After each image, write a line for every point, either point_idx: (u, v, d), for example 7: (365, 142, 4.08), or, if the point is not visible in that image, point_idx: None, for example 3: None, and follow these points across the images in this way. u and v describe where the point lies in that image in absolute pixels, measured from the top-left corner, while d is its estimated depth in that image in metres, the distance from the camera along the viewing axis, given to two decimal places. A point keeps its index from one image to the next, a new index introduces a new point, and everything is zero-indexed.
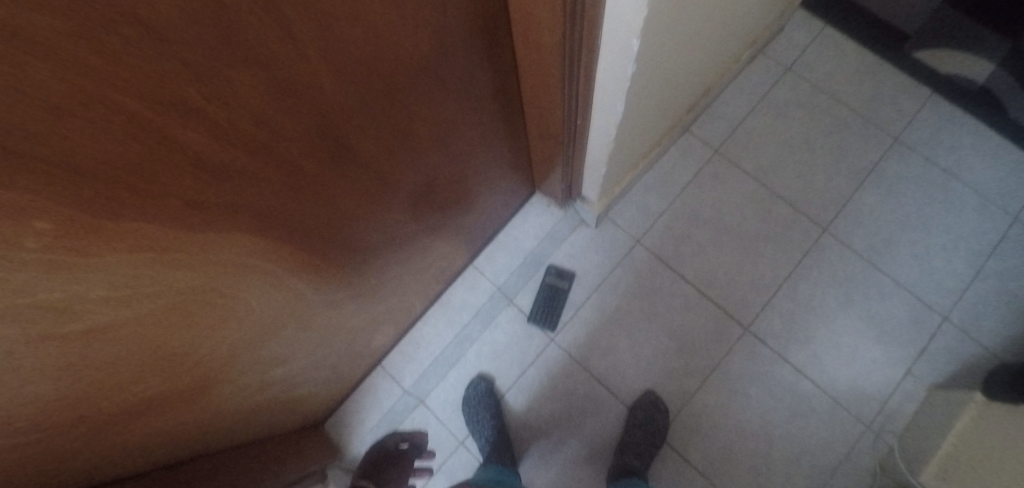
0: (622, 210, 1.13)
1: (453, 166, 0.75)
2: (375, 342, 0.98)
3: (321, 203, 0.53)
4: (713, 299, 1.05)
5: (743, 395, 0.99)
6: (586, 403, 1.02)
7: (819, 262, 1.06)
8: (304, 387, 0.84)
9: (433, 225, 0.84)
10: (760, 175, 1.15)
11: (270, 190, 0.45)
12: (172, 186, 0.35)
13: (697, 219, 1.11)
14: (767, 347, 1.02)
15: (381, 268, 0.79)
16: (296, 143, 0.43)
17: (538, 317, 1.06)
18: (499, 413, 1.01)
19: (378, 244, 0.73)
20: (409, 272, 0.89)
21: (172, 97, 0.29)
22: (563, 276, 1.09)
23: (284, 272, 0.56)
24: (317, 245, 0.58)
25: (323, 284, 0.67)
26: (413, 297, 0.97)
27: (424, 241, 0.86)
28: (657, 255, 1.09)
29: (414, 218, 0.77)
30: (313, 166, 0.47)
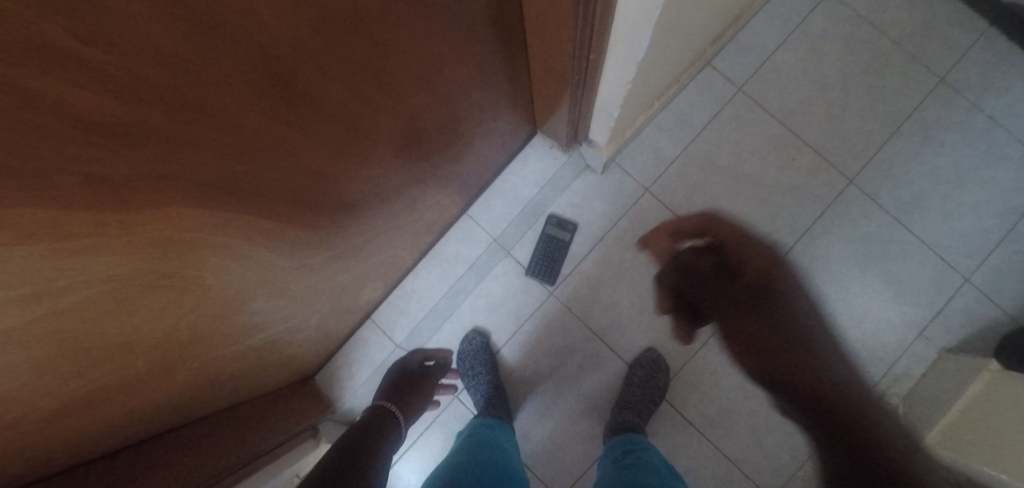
0: (632, 155, 1.02)
1: (440, 109, 0.64)
2: (363, 298, 0.92)
3: (280, 163, 0.44)
4: (725, 255, 0.99)
5: (748, 355, 0.97)
6: (585, 360, 0.99)
7: (842, 219, 1.00)
8: (286, 347, 0.79)
9: (425, 173, 0.74)
10: (787, 117, 1.03)
11: (209, 155, 0.35)
12: (64, 164, 0.25)
13: (713, 167, 1.01)
14: (777, 305, 0.97)
15: (370, 225, 0.71)
16: (235, 93, 0.33)
17: (536, 270, 1.00)
18: (494, 368, 0.99)
19: (364, 201, 0.65)
20: (398, 226, 0.80)
21: (35, 43, 0.20)
22: (565, 227, 1.00)
23: (243, 243, 0.48)
24: (283, 210, 0.50)
25: (296, 250, 0.58)
26: (402, 251, 0.90)
27: (417, 191, 0.76)
28: (667, 206, 1.01)
29: (399, 170, 0.67)
30: (263, 120, 0.37)
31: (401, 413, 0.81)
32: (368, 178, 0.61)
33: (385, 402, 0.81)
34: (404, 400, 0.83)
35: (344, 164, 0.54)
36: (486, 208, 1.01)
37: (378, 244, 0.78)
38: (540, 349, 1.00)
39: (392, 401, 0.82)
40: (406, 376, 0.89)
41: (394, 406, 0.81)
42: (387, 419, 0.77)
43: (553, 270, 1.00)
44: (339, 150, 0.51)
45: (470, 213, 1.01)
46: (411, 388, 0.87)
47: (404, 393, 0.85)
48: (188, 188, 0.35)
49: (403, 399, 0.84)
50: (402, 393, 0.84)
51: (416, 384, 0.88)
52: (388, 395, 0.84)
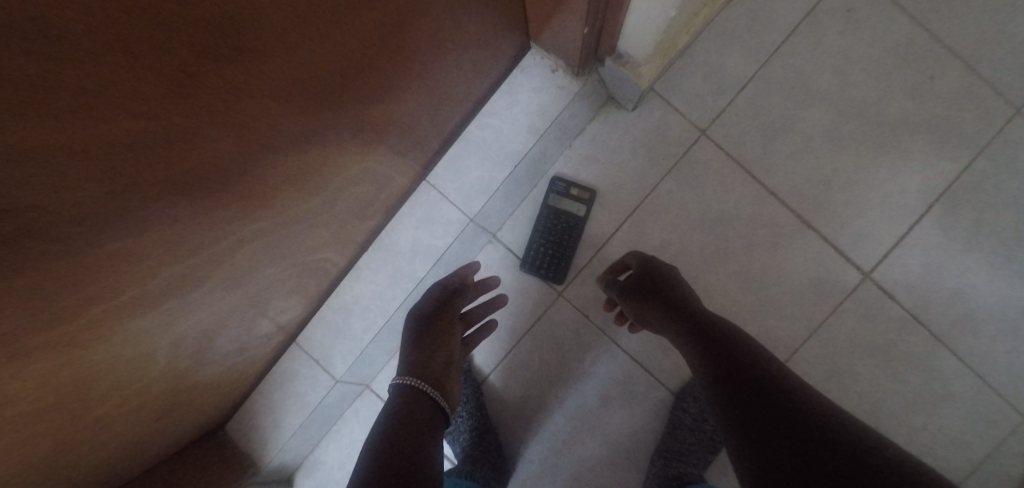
0: (680, 78, 0.65)
1: (378, 88, 0.41)
2: (272, 322, 0.59)
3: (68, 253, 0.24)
4: (819, 231, 0.65)
5: (849, 375, 0.66)
6: (612, 390, 0.68)
7: (1001, 168, 0.65)
8: (137, 435, 0.47)
9: (319, 90, 0.34)
10: (923, 9, 0.65)
11: None
12: None
13: (805, 95, 0.65)
14: (894, 303, 0.66)
15: (215, 215, 0.33)
16: None
17: (537, 262, 0.66)
18: (480, 407, 0.68)
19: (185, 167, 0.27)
20: (292, 224, 0.44)
21: None
22: (578, 196, 0.66)
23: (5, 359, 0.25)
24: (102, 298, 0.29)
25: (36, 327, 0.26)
26: (321, 252, 0.55)
27: (314, 139, 0.38)
28: (734, 158, 0.65)
29: (320, 168, 0.42)
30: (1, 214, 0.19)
31: (438, 379, 0.52)
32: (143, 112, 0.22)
33: (412, 372, 0.51)
34: (436, 360, 0.54)
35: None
36: (457, 171, 0.65)
37: (254, 259, 0.43)
38: (543, 375, 0.68)
39: (420, 364, 0.52)
40: (427, 323, 0.57)
41: (428, 374, 0.51)
42: (425, 398, 0.49)
43: (562, 261, 0.66)
44: None
45: (432, 181, 0.66)
46: (441, 337, 0.56)
47: (430, 348, 0.54)
48: None
49: (435, 357, 0.54)
50: (430, 349, 0.54)
51: (444, 331, 0.57)
52: (412, 357, 0.53)
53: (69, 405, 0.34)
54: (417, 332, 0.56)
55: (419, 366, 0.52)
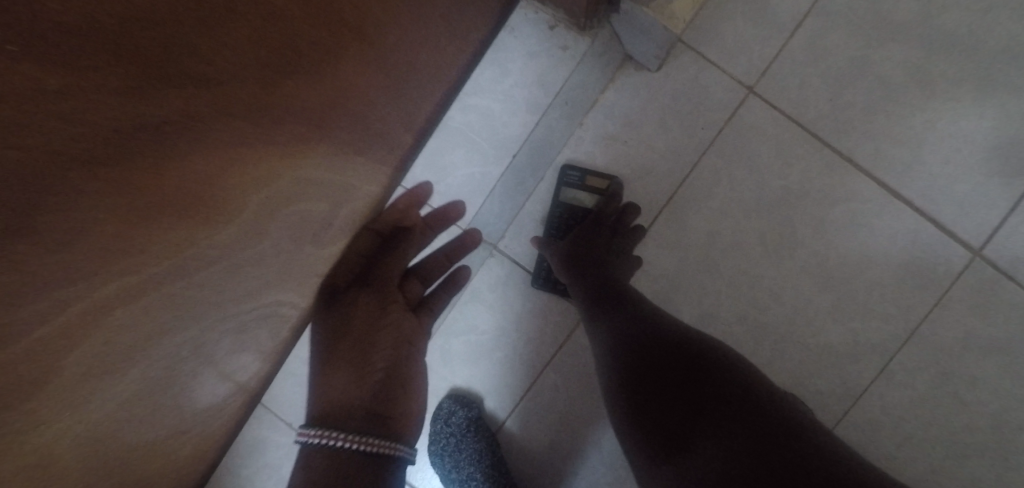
0: (711, 24, 0.51)
1: (302, 71, 0.29)
2: (221, 392, 0.46)
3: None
4: (911, 201, 0.51)
5: (969, 382, 0.51)
6: None
7: None
8: None
9: (177, 52, 0.21)
10: None
11: None
12: None
13: (878, 27, 0.50)
14: (1022, 286, 0.50)
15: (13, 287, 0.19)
16: None
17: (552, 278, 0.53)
18: (499, 464, 0.54)
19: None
20: (196, 272, 0.30)
21: None
22: (599, 189, 0.52)
23: None
24: None
25: None
26: (265, 299, 0.40)
27: (201, 141, 0.24)
28: (793, 119, 0.51)
29: (220, 178, 0.27)
30: None
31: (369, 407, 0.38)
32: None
33: (324, 416, 0.37)
34: (358, 383, 0.39)
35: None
36: (440, 170, 0.53)
37: (144, 333, 0.29)
38: (571, 413, 0.54)
39: (337, 399, 0.38)
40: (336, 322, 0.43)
41: (348, 412, 0.37)
42: (343, 454, 0.35)
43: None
44: None
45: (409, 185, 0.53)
46: (358, 340, 0.42)
47: (348, 366, 0.40)
48: None
49: (356, 381, 0.39)
50: (346, 368, 0.40)
51: (364, 324, 0.43)
52: (327, 388, 0.40)
53: None
54: (328, 346, 0.42)
55: (336, 404, 0.38)
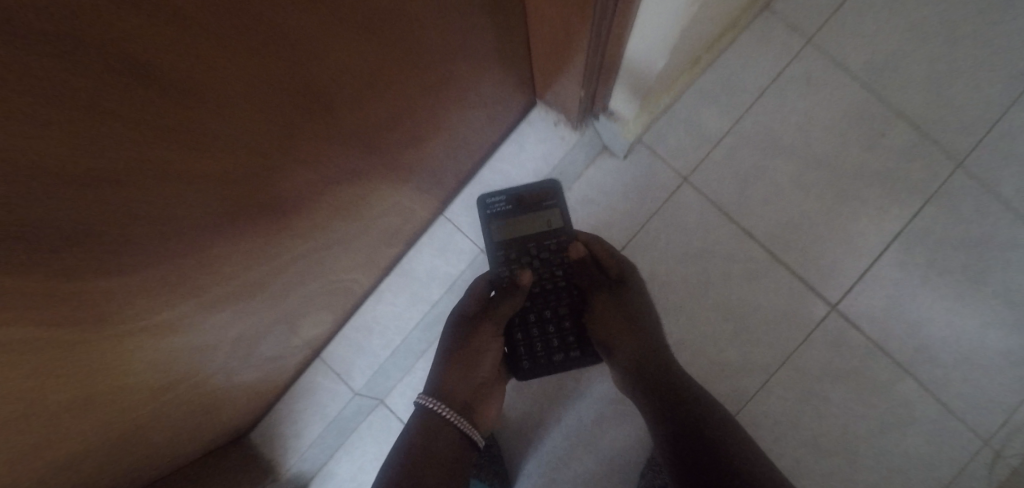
0: (664, 132, 0.76)
1: (412, 140, 0.54)
2: (303, 336, 0.67)
3: (201, 242, 0.35)
4: (789, 266, 0.74)
5: (822, 399, 0.72)
6: (605, 408, 0.74)
7: (945, 210, 0.74)
8: (190, 420, 0.55)
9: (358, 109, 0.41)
10: (872, 78, 0.78)
11: (127, 254, 0.29)
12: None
13: (773, 146, 0.76)
14: (861, 333, 0.72)
15: (233, 228, 0.38)
16: (158, 196, 0.27)
17: (532, 360, 0.65)
18: None
19: (182, 199, 0.30)
20: (314, 233, 0.50)
21: None
22: (555, 221, 0.68)
23: (135, 310, 0.34)
24: (208, 278, 0.40)
25: (145, 299, 0.34)
26: (348, 271, 0.63)
27: (341, 155, 0.44)
28: (712, 201, 0.75)
29: (362, 188, 0.51)
30: (191, 206, 0.31)
31: (466, 403, 0.60)
32: (139, 108, 0.22)
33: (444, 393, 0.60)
34: (466, 386, 0.61)
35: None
36: (472, 208, 0.75)
37: (298, 269, 0.52)
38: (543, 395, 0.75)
39: (451, 385, 0.60)
40: (465, 330, 0.63)
41: (455, 397, 0.60)
42: (453, 428, 0.57)
43: (560, 352, 0.66)
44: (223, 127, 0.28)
45: (448, 215, 0.75)
46: (471, 355, 0.62)
47: (461, 369, 0.61)
48: (108, 285, 0.30)
49: (465, 381, 0.61)
50: (462, 374, 0.61)
51: (478, 348, 0.62)
52: (446, 375, 0.61)
53: (152, 379, 0.42)
54: (453, 348, 0.62)
55: (450, 387, 0.60)
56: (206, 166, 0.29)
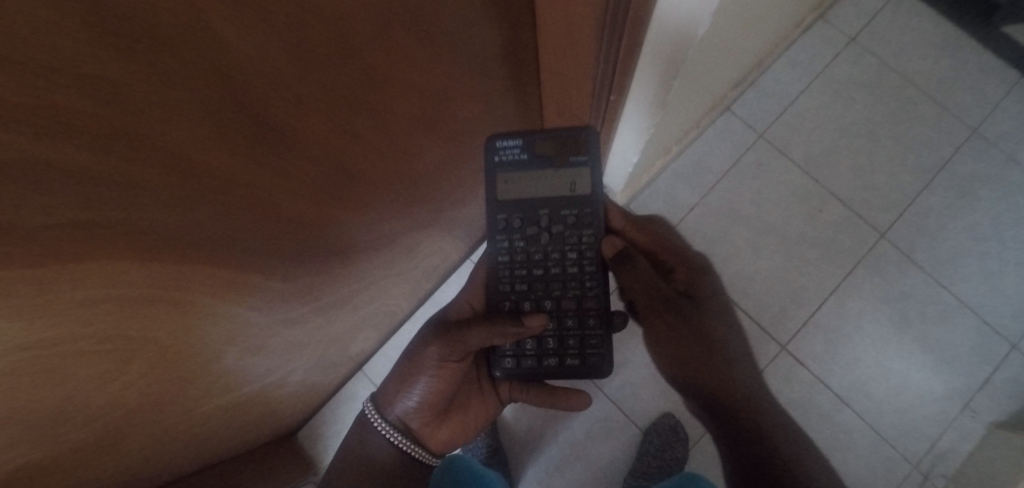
0: (646, 201, 0.99)
1: (456, 200, 0.74)
2: (355, 349, 0.85)
3: (293, 230, 0.46)
4: (746, 310, 0.91)
5: None
6: (593, 424, 0.92)
7: (872, 272, 0.92)
8: (268, 406, 0.71)
9: (410, 128, 0.51)
10: (811, 167, 0.99)
11: (247, 227, 0.40)
12: (157, 258, 0.33)
13: (733, 216, 0.97)
14: (807, 370, 0.88)
15: (315, 220, 0.48)
16: (262, 173, 0.37)
17: (516, 357, 0.62)
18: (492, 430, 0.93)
19: (315, 218, 0.48)
20: (382, 249, 0.64)
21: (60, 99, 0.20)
22: (580, 189, 0.63)
23: (271, 304, 0.52)
24: (316, 288, 0.58)
25: (279, 297, 0.52)
26: (395, 298, 0.82)
27: (396, 162, 0.54)
28: None
29: (419, 232, 0.71)
30: (283, 191, 0.41)
31: (403, 418, 0.62)
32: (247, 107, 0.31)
33: (384, 406, 0.63)
34: (403, 401, 0.61)
35: (198, 119, 0.28)
36: None
37: (365, 291, 0.71)
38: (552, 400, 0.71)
39: (392, 401, 0.62)
40: (427, 335, 0.61)
41: (393, 410, 0.62)
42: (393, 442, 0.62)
43: (554, 356, 0.62)
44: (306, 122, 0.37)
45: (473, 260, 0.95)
46: (410, 375, 0.60)
47: (401, 387, 0.61)
48: (236, 256, 0.41)
49: (404, 399, 0.61)
50: (399, 392, 0.61)
51: (420, 372, 0.59)
52: (391, 389, 0.63)
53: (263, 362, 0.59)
54: (407, 356, 0.62)
55: (391, 401, 0.62)
56: (338, 209, 0.51)
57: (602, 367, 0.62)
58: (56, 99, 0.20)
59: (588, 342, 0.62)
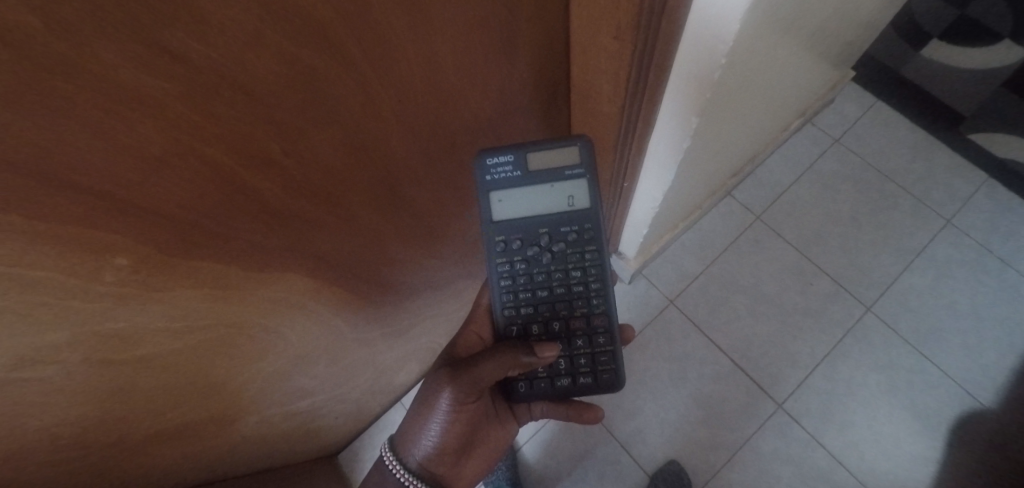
0: (657, 268, 1.18)
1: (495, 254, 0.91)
2: (399, 379, 1.00)
3: (378, 252, 0.58)
4: (746, 371, 1.09)
5: (774, 476, 1.02)
6: (605, 466, 1.07)
7: (860, 341, 1.08)
8: (325, 417, 0.86)
9: (471, 172, 0.62)
10: (803, 246, 1.16)
11: (348, 242, 0.51)
12: (280, 266, 0.45)
13: (732, 285, 1.15)
14: (801, 427, 1.04)
15: (395, 243, 0.59)
16: (364, 199, 0.47)
17: (529, 381, 0.68)
18: (513, 464, 1.08)
19: (399, 260, 0.64)
20: (432, 278, 0.77)
21: (256, 152, 0.33)
22: (577, 204, 0.66)
23: (352, 325, 0.67)
24: (384, 316, 0.73)
25: (358, 321, 0.68)
26: (435, 334, 0.97)
27: (456, 198, 0.65)
28: (689, 317, 1.14)
29: (463, 277, 0.87)
30: (374, 217, 0.51)
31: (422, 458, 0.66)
32: (300, 121, 0.33)
33: (405, 442, 0.67)
34: (424, 439, 0.66)
35: (340, 151, 0.39)
36: None
37: (414, 325, 0.86)
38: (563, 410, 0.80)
39: (411, 438, 0.67)
40: (441, 369, 0.66)
41: (415, 447, 0.66)
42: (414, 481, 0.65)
43: (566, 376, 0.68)
44: (402, 159, 0.47)
45: None
46: (427, 410, 0.65)
47: (419, 423, 0.66)
48: (331, 268, 0.52)
49: (426, 437, 0.66)
50: (420, 430, 0.66)
51: (438, 407, 0.64)
52: (411, 425, 0.67)
53: (334, 376, 0.74)
54: (423, 391, 0.66)
55: (410, 437, 0.67)
56: (419, 256, 0.68)
57: (614, 381, 0.69)
58: (282, 167, 0.36)
59: (598, 360, 0.69)
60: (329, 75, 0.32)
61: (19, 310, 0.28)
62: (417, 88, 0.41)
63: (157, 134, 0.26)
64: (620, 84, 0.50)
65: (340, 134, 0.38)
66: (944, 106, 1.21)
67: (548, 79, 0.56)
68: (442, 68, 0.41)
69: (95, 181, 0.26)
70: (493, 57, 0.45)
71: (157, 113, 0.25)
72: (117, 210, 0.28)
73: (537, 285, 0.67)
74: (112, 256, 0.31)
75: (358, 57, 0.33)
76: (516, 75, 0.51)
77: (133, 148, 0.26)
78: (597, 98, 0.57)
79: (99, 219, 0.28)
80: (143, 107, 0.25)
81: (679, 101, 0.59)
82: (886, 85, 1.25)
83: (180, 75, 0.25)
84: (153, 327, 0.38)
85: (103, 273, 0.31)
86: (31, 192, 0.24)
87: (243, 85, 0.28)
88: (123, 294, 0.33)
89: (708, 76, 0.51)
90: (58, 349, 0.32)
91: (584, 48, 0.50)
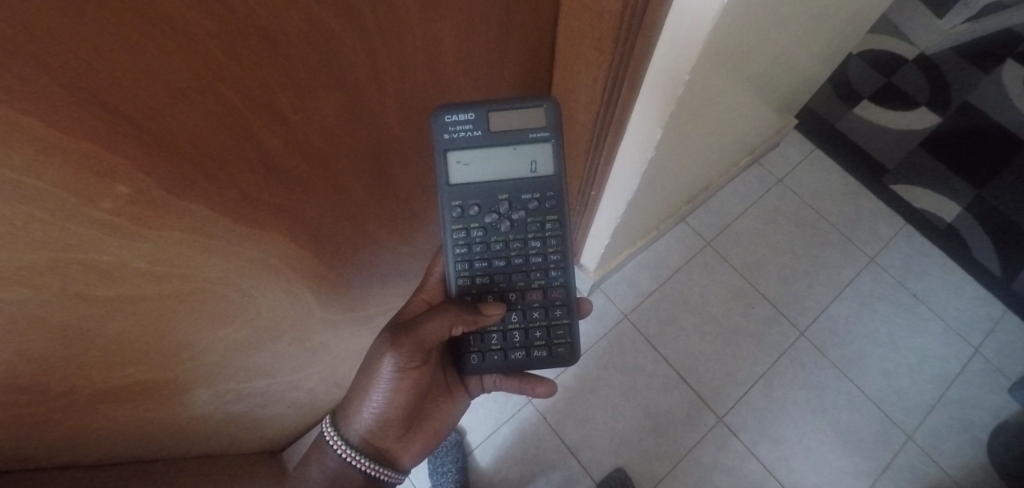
0: (614, 284, 1.25)
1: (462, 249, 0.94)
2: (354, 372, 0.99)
3: (358, 228, 0.60)
4: (690, 384, 1.15)
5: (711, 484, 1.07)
6: (553, 472, 1.09)
7: (794, 362, 1.18)
8: (276, 405, 0.84)
9: None
10: (747, 272, 1.27)
11: (329, 212, 0.53)
12: (265, 225, 0.47)
13: (683, 303, 1.23)
14: (739, 440, 1.11)
15: (374, 223, 0.62)
16: (351, 167, 0.49)
17: (482, 354, 0.71)
18: (463, 467, 1.08)
19: (375, 240, 0.66)
20: (403, 266, 0.79)
21: (263, 100, 0.35)
22: (540, 169, 0.66)
23: (319, 303, 0.67)
24: (351, 299, 0.74)
25: (328, 299, 0.69)
26: None
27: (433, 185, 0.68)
28: (640, 331, 1.20)
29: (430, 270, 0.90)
30: (359, 190, 0.53)
31: (363, 433, 0.67)
32: (310, 77, 0.36)
33: (344, 418, 0.68)
34: (362, 414, 0.67)
35: (339, 114, 0.42)
36: None
37: (376, 314, 0.86)
38: (517, 381, 0.83)
39: (349, 413, 0.67)
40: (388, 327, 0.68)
41: (355, 422, 0.67)
42: (355, 455, 0.67)
43: (520, 349, 0.72)
44: (392, 132, 0.50)
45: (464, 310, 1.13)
46: (366, 377, 0.65)
47: (357, 395, 0.66)
48: (310, 237, 0.54)
49: (363, 411, 0.66)
50: (357, 403, 0.66)
51: (377, 376, 0.64)
52: (352, 400, 0.67)
53: (291, 356, 0.73)
54: (366, 359, 0.67)
55: (349, 412, 0.67)
56: (393, 240, 0.70)
57: (569, 354, 0.73)
58: (286, 121, 0.38)
59: (554, 333, 0.72)
60: (342, 38, 0.35)
61: (16, 220, 0.28)
62: (418, 66, 0.45)
63: (182, 67, 0.29)
64: (597, 90, 0.57)
65: (340, 96, 0.40)
66: (871, 159, 1.37)
67: (532, 82, 0.62)
68: (444, 52, 0.45)
69: (116, 102, 0.28)
70: (487, 51, 0.50)
71: (189, 48, 0.28)
72: (124, 135, 0.30)
73: (495, 251, 0.70)
74: (113, 183, 0.32)
75: (370, 27, 0.37)
76: (503, 74, 0.56)
77: (159, 77, 0.28)
78: (575, 105, 0.63)
79: (108, 142, 0.29)
80: (179, 37, 0.27)
81: (642, 113, 0.64)
82: (824, 135, 1.41)
83: (218, 12, 0.27)
84: (134, 266, 0.38)
85: (96, 200, 0.32)
86: (52, 99, 0.25)
87: (269, 33, 0.31)
88: (113, 224, 0.34)
89: (672, 88, 0.57)
90: (38, 270, 0.32)
91: (567, 57, 0.56)
